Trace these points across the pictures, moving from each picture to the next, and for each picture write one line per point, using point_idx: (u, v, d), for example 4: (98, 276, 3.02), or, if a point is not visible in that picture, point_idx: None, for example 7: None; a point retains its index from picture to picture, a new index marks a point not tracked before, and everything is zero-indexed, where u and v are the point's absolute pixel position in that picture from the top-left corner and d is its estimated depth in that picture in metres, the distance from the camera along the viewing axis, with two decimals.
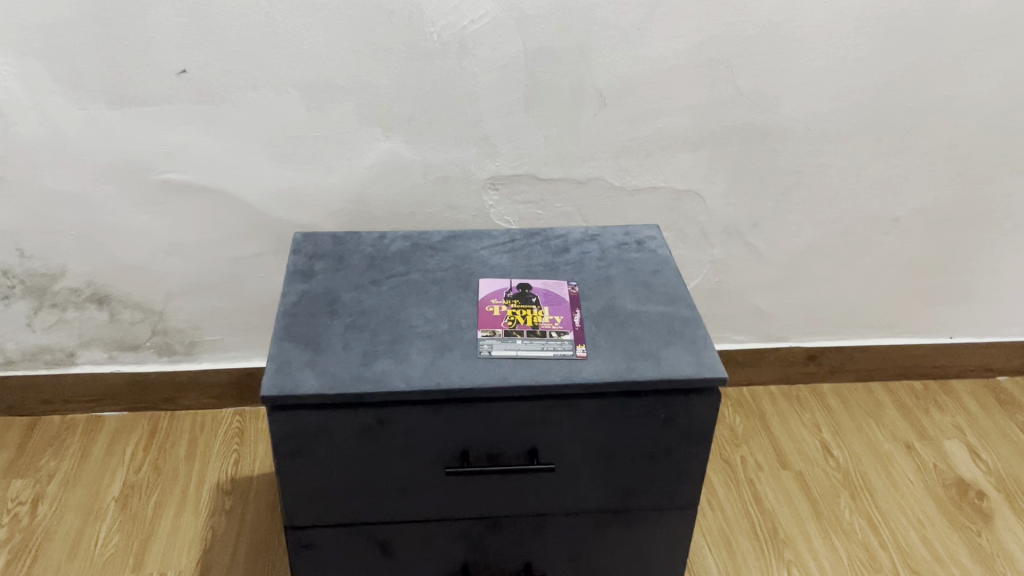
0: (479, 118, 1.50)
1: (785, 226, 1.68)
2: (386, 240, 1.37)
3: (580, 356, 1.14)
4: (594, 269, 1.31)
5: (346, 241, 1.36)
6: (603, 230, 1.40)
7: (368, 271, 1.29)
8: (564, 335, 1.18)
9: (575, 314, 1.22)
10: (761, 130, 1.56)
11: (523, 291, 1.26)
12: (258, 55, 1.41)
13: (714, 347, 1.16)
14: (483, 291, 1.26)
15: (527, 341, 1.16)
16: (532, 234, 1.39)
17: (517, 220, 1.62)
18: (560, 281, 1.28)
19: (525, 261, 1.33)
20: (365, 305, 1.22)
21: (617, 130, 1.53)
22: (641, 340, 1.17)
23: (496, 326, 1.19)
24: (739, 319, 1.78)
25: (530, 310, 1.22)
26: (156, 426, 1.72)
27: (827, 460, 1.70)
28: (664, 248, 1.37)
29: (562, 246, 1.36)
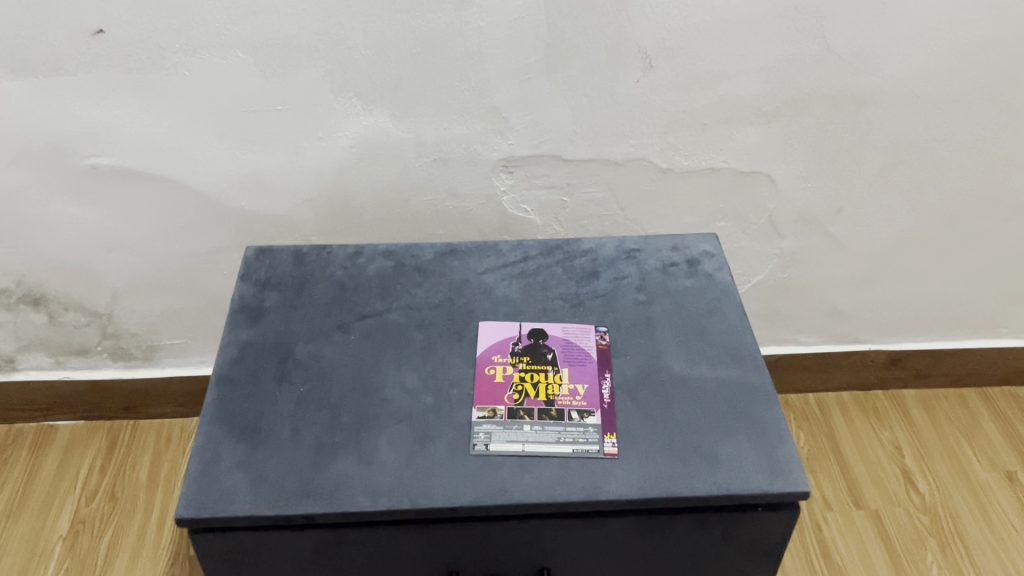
0: (486, 86, 1.15)
1: (875, 212, 1.33)
2: (362, 259, 1.06)
3: (608, 455, 0.84)
4: (630, 305, 1.00)
5: (311, 261, 1.05)
6: (644, 244, 1.08)
7: (334, 309, 0.99)
8: (588, 418, 0.88)
9: (604, 382, 0.91)
10: (856, 96, 1.19)
11: (535, 343, 0.95)
12: (194, 9, 1.06)
13: (791, 440, 0.86)
14: (484, 343, 0.96)
15: (538, 428, 0.87)
16: (550, 250, 1.08)
17: (537, 210, 1.30)
18: (586, 327, 0.97)
19: (539, 293, 1.02)
20: (327, 364, 0.93)
21: (666, 99, 1.18)
22: (692, 427, 0.87)
23: (496, 402, 0.89)
24: (809, 319, 1.46)
25: (543, 375, 0.92)
26: (116, 439, 1.48)
27: (910, 493, 1.41)
28: (723, 273, 1.04)
29: (589, 269, 1.05)
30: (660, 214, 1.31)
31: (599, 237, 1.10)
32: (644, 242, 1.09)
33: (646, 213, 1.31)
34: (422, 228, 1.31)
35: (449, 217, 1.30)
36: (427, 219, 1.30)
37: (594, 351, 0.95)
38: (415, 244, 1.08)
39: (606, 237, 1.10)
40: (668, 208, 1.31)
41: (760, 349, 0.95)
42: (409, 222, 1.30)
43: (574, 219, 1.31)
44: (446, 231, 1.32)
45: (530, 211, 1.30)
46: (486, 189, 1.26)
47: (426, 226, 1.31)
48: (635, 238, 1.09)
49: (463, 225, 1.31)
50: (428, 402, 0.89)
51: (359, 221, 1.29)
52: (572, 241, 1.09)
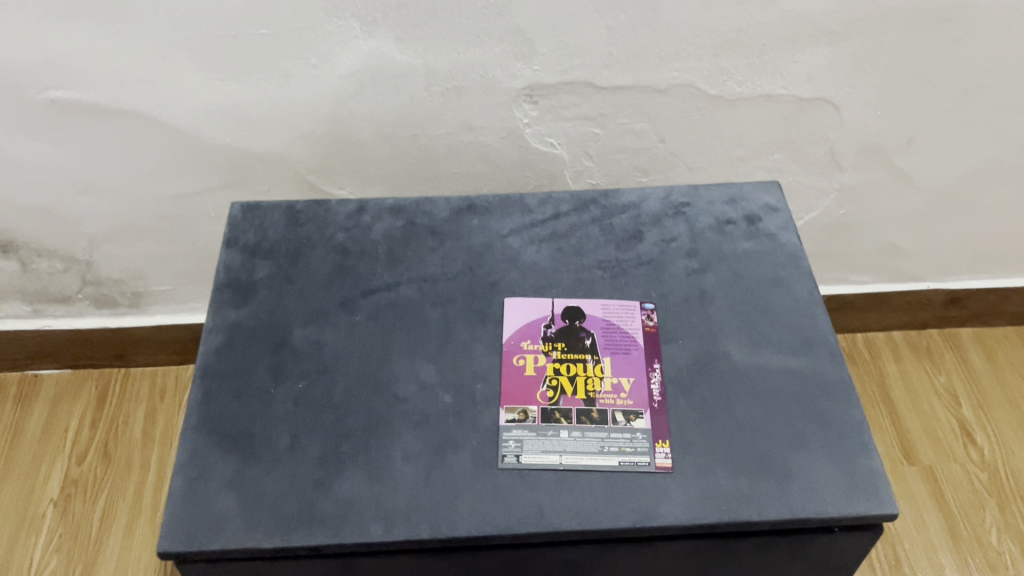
0: (507, 4, 0.97)
1: (951, 142, 1.16)
2: (365, 217, 0.91)
3: (660, 469, 0.72)
4: (680, 276, 0.86)
5: (307, 222, 0.91)
6: (693, 198, 0.93)
7: (335, 283, 0.85)
8: (635, 422, 0.75)
9: (652, 376, 0.78)
10: (945, 11, 1.00)
11: (571, 325, 0.82)
12: None
13: (874, 448, 0.74)
14: (511, 324, 0.82)
15: (577, 436, 0.74)
16: (584, 205, 0.93)
17: (565, 144, 1.13)
18: (630, 305, 0.83)
19: (573, 260, 0.87)
20: (329, 353, 0.80)
21: (720, 17, 0.99)
22: (758, 432, 0.75)
23: (527, 401, 0.77)
24: (863, 257, 1.32)
25: (581, 366, 0.79)
26: (106, 391, 1.37)
27: (967, 448, 1.29)
28: (788, 234, 0.90)
29: (630, 230, 0.90)
30: (706, 146, 1.15)
31: (639, 188, 0.94)
32: (693, 194, 0.93)
33: (691, 145, 1.15)
34: (434, 165, 1.15)
35: (466, 152, 1.14)
36: (440, 153, 1.14)
37: (640, 335, 0.81)
38: (427, 199, 0.93)
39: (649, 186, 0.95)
40: (715, 140, 1.14)
41: (834, 331, 0.82)
42: (418, 158, 1.14)
43: (609, 152, 1.15)
44: (461, 168, 1.16)
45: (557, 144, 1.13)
46: (508, 121, 1.10)
47: (439, 163, 1.15)
48: (682, 191, 0.94)
49: (481, 161, 1.15)
50: (448, 401, 0.77)
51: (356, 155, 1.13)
52: (609, 193, 0.94)
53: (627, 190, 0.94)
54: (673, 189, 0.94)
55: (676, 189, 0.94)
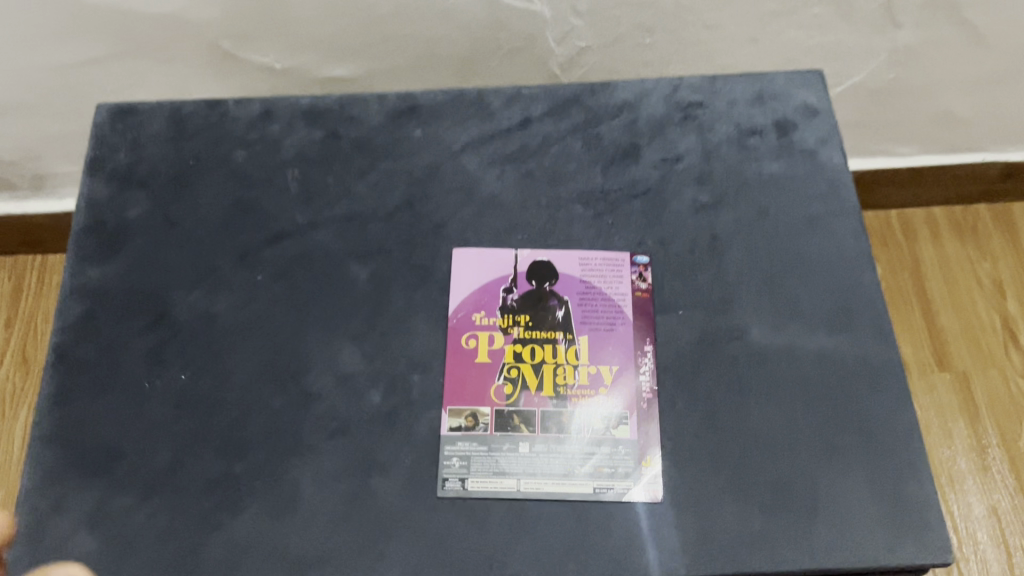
0: None
1: None
2: (274, 129, 0.69)
3: (647, 499, 0.56)
4: (686, 214, 0.65)
5: (198, 136, 0.69)
6: (707, 101, 0.71)
7: (233, 226, 0.65)
8: (617, 432, 0.58)
9: (642, 363, 0.60)
10: None
11: (538, 288, 0.62)
12: None
13: (927, 468, 0.57)
14: (460, 288, 0.62)
15: (541, 451, 0.57)
16: (563, 110, 0.71)
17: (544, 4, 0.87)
18: (617, 259, 0.63)
19: (545, 191, 0.67)
20: (222, 330, 0.61)
21: None
22: (776, 444, 0.58)
23: (478, 401, 0.59)
24: (911, 125, 1.08)
25: (550, 349, 0.60)
26: (21, 285, 1.19)
27: (1010, 351, 1.10)
28: (829, 151, 0.68)
29: (622, 147, 0.69)
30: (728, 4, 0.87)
31: (636, 82, 0.72)
32: (707, 95, 0.71)
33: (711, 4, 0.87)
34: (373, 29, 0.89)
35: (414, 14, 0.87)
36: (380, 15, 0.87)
37: (629, 304, 0.62)
38: (355, 99, 0.71)
39: (649, 81, 0.72)
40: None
41: (882, 296, 0.63)
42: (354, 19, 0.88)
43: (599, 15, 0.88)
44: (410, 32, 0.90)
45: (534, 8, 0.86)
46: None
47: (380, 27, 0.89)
48: (692, 89, 0.71)
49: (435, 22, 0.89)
50: (375, 399, 0.59)
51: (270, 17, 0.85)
52: (596, 91, 0.71)
53: (619, 87, 0.72)
54: (681, 87, 0.71)
55: (684, 87, 0.72)
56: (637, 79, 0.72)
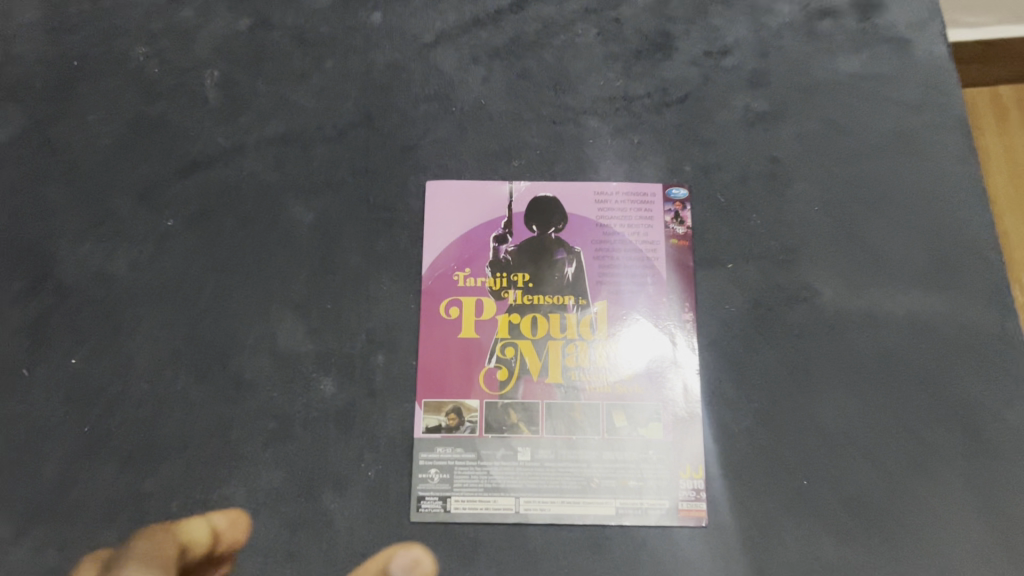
0: None
1: None
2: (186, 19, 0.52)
3: (686, 522, 0.42)
4: (733, 130, 0.49)
5: (86, 31, 0.52)
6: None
7: (135, 151, 0.49)
8: (646, 431, 0.44)
9: (678, 338, 0.45)
10: None
11: (540, 235, 0.47)
12: None
13: None
14: (437, 237, 0.47)
15: (546, 459, 0.43)
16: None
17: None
18: (644, 194, 0.48)
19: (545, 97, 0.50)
20: (128, 297, 0.47)
21: None
22: (852, 446, 0.44)
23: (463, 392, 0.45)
24: None
25: (557, 318, 0.46)
26: None
27: None
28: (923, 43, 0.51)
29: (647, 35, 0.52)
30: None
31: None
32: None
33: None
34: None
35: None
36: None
37: (661, 256, 0.46)
38: None
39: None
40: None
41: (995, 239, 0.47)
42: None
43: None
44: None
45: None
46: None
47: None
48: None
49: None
50: (328, 389, 0.45)
51: None
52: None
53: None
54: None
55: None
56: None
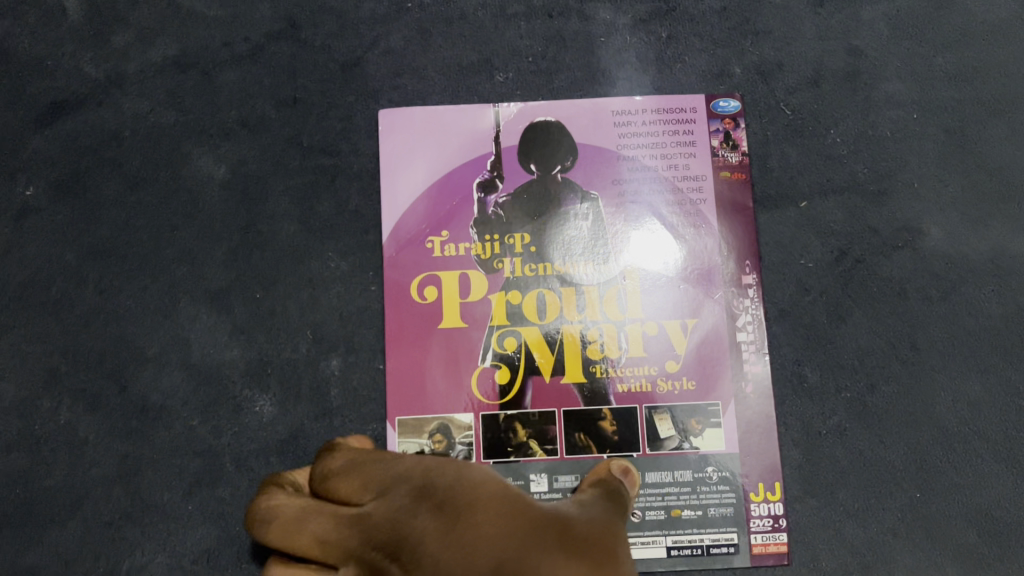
0: None
1: None
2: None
3: (761, 562, 0.32)
4: (800, 8, 0.35)
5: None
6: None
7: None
8: (700, 442, 0.32)
9: (739, 310, 0.33)
10: None
11: (542, 178, 0.34)
12: None
13: None
14: (399, 189, 0.34)
15: (569, 488, 0.32)
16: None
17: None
18: (682, 111, 0.35)
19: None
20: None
21: None
22: (979, 440, 0.33)
23: (449, 406, 0.33)
24: None
25: (572, 294, 0.34)
26: None
27: None
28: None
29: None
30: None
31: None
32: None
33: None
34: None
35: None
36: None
37: (708, 198, 0.34)
38: None
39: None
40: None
41: None
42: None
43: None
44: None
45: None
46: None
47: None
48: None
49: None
50: (265, 410, 0.33)
51: None
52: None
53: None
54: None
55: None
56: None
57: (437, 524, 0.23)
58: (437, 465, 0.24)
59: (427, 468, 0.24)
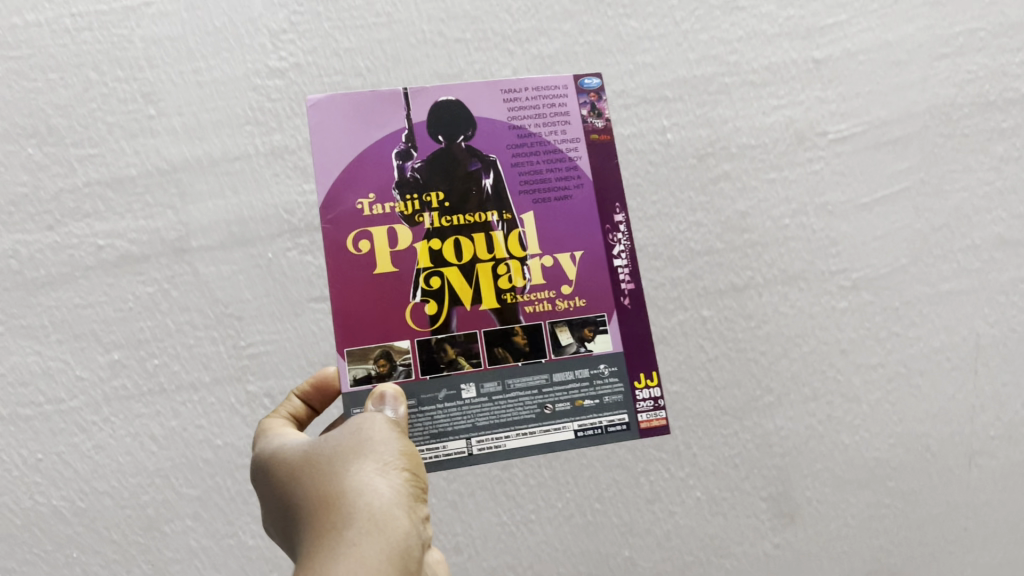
0: None
1: None
2: (140, 246, 0.55)
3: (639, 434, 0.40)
4: (691, 489, 0.57)
5: (32, 307, 0.54)
6: (829, 217, 0.62)
7: (168, 413, 0.54)
8: (593, 345, 0.41)
9: (614, 242, 0.42)
10: None
11: (445, 150, 0.42)
12: None
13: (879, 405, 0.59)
14: (323, 148, 0.41)
15: (493, 392, 0.40)
16: (716, 197, 0.61)
17: (632, 13, 0.63)
18: (556, 88, 0.43)
19: (788, 376, 0.60)
20: None
21: None
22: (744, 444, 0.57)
23: (371, 347, 0.40)
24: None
25: (482, 237, 0.41)
26: None
27: None
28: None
29: (759, 359, 0.60)
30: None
31: (863, 176, 0.63)
32: (946, 309, 0.62)
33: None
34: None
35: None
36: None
37: (581, 155, 0.43)
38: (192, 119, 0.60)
39: (897, 211, 0.63)
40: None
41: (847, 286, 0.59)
42: (19, 184, 0.55)
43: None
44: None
45: (656, 30, 0.63)
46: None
47: (71, 65, 0.56)
48: (874, 79, 0.64)
49: (76, 133, 0.56)
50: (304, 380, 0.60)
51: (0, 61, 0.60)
52: (801, 145, 0.63)
53: (884, 48, 0.65)
54: (843, 323, 0.61)
55: (889, 312, 0.62)
56: (902, 48, 0.65)
57: (290, 481, 0.36)
58: (298, 441, 0.38)
59: (292, 445, 0.38)
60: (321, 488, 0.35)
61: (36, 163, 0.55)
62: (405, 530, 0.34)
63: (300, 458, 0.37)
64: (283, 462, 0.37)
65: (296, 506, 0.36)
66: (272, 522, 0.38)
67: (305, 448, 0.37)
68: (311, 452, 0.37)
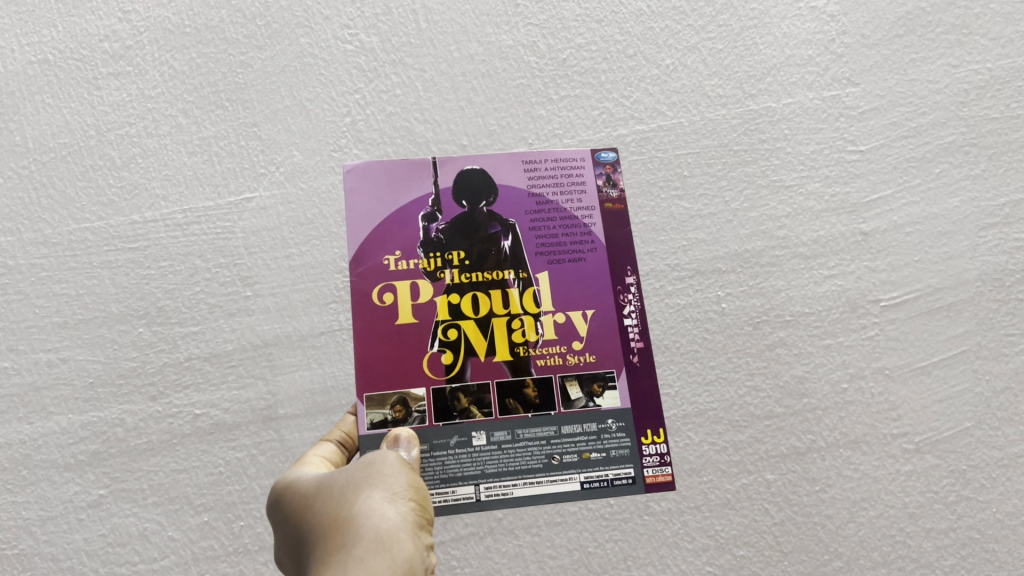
0: (347, 125, 0.77)
1: (996, 23, 0.86)
2: (232, 414, 0.66)
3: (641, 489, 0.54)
4: None
5: (133, 471, 0.65)
6: (887, 381, 0.73)
7: (248, 570, 0.63)
8: (604, 400, 0.59)
9: (625, 302, 0.62)
10: (903, 11, 0.86)
11: (491, 224, 0.63)
12: (30, 283, 0.70)
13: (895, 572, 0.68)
14: (369, 222, 0.62)
15: (502, 440, 0.57)
16: (774, 360, 0.74)
17: (684, 195, 0.78)
18: (576, 160, 0.66)
19: (819, 541, 0.69)
20: None
21: (575, 74, 0.82)
22: None
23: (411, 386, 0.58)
24: None
25: (520, 330, 0.60)
26: None
27: None
28: None
29: (826, 524, 0.69)
30: (989, 126, 0.82)
31: (918, 341, 0.75)
32: None
33: (982, 146, 0.81)
34: (74, 356, 0.68)
35: None
36: (199, 178, 0.74)
37: (595, 222, 0.64)
38: (303, 279, 0.70)
39: (957, 373, 0.74)
40: (1001, 141, 0.82)
41: (839, 466, 0.71)
42: (129, 358, 0.68)
43: (781, 178, 0.80)
44: (54, 272, 0.70)
45: (708, 209, 0.78)
46: (647, 89, 0.82)
47: (180, 254, 0.71)
48: (925, 249, 0.77)
49: (182, 313, 0.69)
50: None
51: (134, 233, 0.72)
52: (856, 312, 0.75)
53: (931, 219, 0.78)
54: (911, 487, 0.71)
55: (974, 470, 0.72)
56: (949, 219, 0.78)
57: (311, 513, 0.43)
58: (317, 478, 0.45)
59: (310, 483, 0.45)
60: (336, 516, 0.42)
61: (145, 340, 0.69)
62: (410, 551, 0.40)
63: (319, 493, 0.44)
64: (307, 498, 0.44)
65: (314, 532, 0.43)
66: (288, 553, 0.44)
67: (324, 485, 0.44)
68: (328, 488, 0.44)
